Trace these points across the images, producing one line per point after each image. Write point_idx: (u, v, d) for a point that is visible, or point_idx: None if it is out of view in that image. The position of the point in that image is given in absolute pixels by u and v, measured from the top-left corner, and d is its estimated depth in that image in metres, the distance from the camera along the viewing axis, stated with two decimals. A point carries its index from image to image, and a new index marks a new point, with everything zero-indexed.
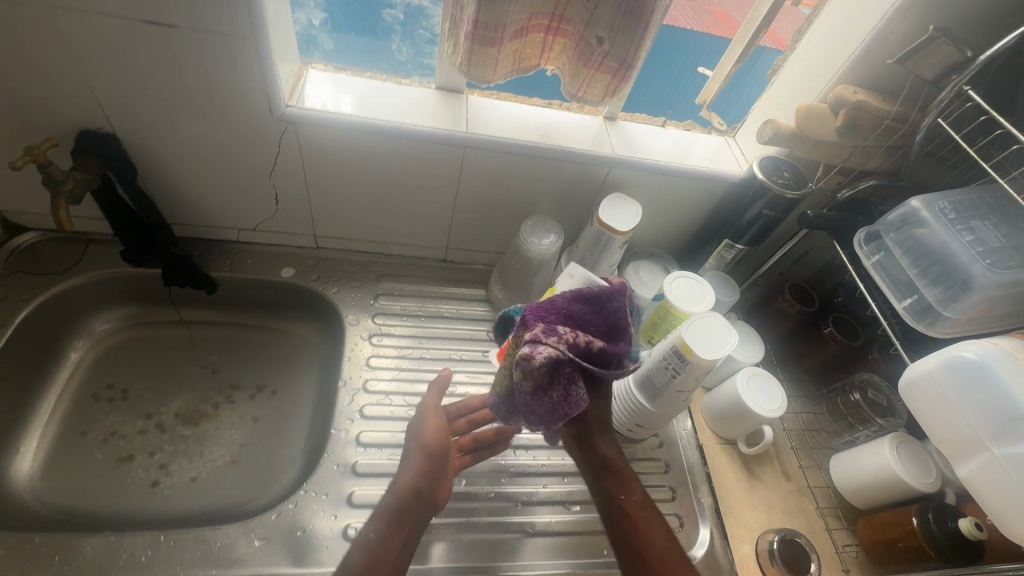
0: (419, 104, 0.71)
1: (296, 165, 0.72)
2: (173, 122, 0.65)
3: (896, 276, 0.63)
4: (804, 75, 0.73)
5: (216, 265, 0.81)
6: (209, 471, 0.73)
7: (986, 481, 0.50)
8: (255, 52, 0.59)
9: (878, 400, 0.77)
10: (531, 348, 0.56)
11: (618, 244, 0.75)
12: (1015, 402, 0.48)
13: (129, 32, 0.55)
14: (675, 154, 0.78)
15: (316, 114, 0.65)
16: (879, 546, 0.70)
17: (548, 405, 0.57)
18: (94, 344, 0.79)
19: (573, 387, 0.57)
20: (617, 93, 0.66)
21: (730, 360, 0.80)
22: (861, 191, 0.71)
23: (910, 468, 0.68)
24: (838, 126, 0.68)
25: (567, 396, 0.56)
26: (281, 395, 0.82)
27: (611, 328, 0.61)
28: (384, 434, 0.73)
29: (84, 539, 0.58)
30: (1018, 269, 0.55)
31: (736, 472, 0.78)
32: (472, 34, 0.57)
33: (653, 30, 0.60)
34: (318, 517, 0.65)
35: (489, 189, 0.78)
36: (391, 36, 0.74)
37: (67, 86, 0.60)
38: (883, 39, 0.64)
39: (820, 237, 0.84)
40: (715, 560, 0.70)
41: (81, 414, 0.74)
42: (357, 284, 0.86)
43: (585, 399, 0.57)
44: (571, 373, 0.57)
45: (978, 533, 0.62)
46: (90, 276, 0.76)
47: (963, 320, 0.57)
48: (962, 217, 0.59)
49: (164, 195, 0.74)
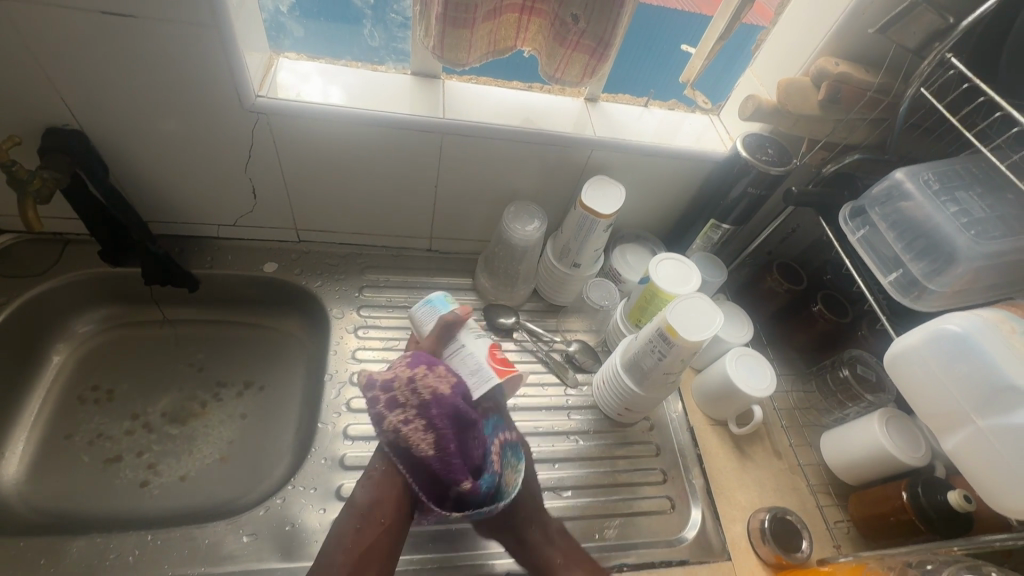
0: (397, 89, 0.70)
1: (272, 157, 0.70)
2: (140, 116, 0.63)
3: (882, 251, 0.62)
4: (787, 46, 0.71)
5: (197, 262, 0.80)
6: (199, 469, 0.73)
7: (971, 453, 0.50)
8: (220, 41, 0.57)
9: (868, 376, 0.76)
10: (439, 402, 0.62)
11: (603, 227, 0.74)
12: (1000, 372, 0.47)
13: (86, 24, 0.54)
14: (661, 134, 0.76)
15: (288, 104, 0.64)
16: (871, 521, 0.69)
17: (411, 391, 0.62)
18: (77, 345, 0.79)
19: (415, 425, 0.61)
20: (596, 73, 0.64)
21: (717, 341, 0.79)
22: (847, 166, 0.70)
23: (899, 443, 0.69)
24: (821, 99, 0.67)
25: (412, 408, 0.61)
26: (269, 391, 0.81)
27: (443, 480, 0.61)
28: (372, 426, 0.72)
29: (72, 541, 0.58)
30: (1004, 239, 0.54)
31: (727, 452, 0.78)
32: (443, 15, 0.56)
33: (629, 8, 0.59)
34: (307, 512, 0.64)
35: (471, 175, 0.77)
36: (362, 21, 0.72)
37: (25, 80, 0.58)
38: (864, 8, 0.63)
39: (806, 214, 0.83)
40: (708, 541, 0.70)
41: (66, 417, 0.73)
42: (342, 277, 0.85)
43: (410, 419, 0.61)
44: (427, 425, 0.61)
45: (966, 505, 0.62)
46: (69, 277, 0.75)
47: (948, 293, 0.56)
48: (946, 189, 0.59)
49: (139, 192, 0.73)
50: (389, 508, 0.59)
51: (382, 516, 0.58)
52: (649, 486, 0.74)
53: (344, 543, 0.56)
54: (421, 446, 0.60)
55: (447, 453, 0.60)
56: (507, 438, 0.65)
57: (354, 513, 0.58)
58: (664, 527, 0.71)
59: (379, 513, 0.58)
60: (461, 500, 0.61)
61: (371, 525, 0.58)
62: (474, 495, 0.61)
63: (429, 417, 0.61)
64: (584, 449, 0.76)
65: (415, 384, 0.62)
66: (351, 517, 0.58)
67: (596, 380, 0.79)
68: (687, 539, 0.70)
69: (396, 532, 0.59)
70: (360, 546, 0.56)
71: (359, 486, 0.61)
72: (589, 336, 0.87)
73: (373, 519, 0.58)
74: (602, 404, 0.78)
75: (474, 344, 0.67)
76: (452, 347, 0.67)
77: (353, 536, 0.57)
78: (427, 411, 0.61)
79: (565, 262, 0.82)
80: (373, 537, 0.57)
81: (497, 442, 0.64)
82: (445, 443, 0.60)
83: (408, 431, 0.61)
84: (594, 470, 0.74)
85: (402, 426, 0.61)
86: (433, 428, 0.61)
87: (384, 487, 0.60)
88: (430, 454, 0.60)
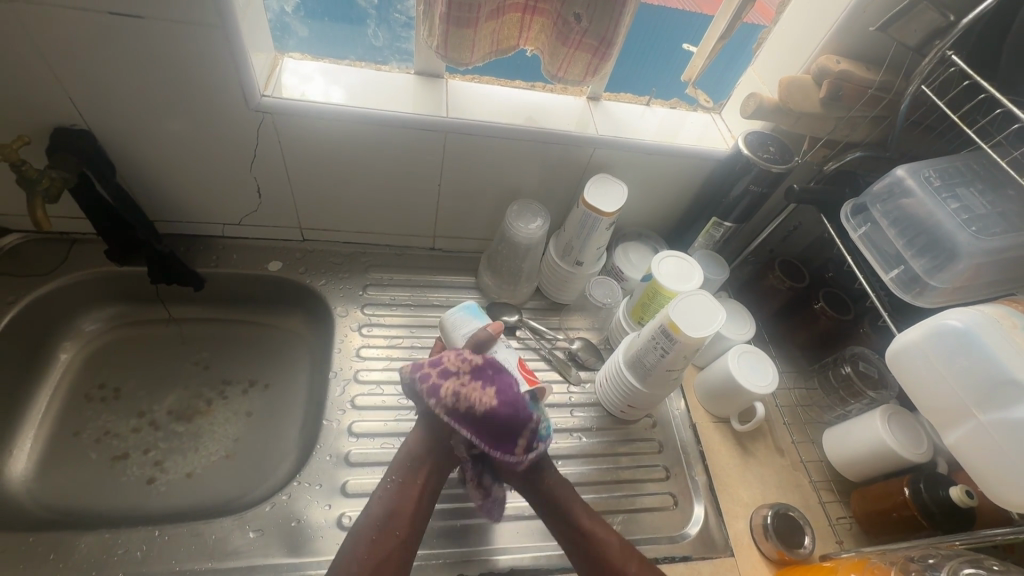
0: (401, 89, 0.71)
1: (276, 156, 0.71)
2: (147, 116, 0.64)
3: (884, 248, 0.62)
4: (788, 45, 0.72)
5: (202, 261, 0.81)
6: (205, 466, 0.73)
7: (972, 448, 0.50)
8: (226, 42, 0.58)
9: (870, 372, 0.77)
10: (489, 363, 0.64)
11: (605, 225, 0.74)
12: (1001, 367, 0.48)
13: (94, 25, 0.54)
14: (663, 133, 0.77)
15: (292, 103, 0.65)
16: (874, 517, 0.70)
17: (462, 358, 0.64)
18: (83, 344, 0.79)
19: (475, 383, 0.63)
20: (599, 72, 0.65)
21: (719, 338, 0.79)
22: (848, 163, 0.70)
23: (901, 439, 0.69)
24: (822, 97, 0.68)
25: (468, 371, 0.63)
26: (273, 389, 0.82)
27: (508, 432, 0.63)
28: (376, 423, 0.73)
29: (80, 537, 0.59)
30: (1004, 235, 0.55)
31: (729, 449, 0.78)
32: (447, 15, 0.56)
33: (631, 7, 0.60)
34: (312, 508, 0.65)
35: (474, 174, 0.77)
36: (366, 22, 0.73)
37: (34, 81, 0.58)
38: (864, 6, 0.63)
39: (808, 212, 0.84)
40: (711, 537, 0.70)
41: (73, 414, 0.74)
42: (346, 275, 0.85)
43: (468, 380, 0.63)
44: (484, 383, 0.63)
45: (968, 500, 0.62)
46: (75, 276, 0.76)
47: (949, 289, 0.57)
48: (947, 185, 0.59)
49: (145, 192, 0.74)
50: (404, 519, 0.59)
51: (397, 528, 0.59)
52: (652, 483, 0.74)
53: (360, 554, 0.56)
54: (482, 400, 0.62)
55: (509, 403, 0.63)
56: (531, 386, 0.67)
57: (370, 524, 0.58)
58: (667, 523, 0.71)
59: (393, 525, 0.59)
60: (528, 443, 0.64)
61: (388, 534, 0.58)
62: (537, 437, 0.64)
63: (485, 375, 0.63)
64: (586, 446, 0.76)
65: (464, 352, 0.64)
66: (365, 530, 0.58)
67: (599, 378, 0.80)
68: (689, 535, 0.70)
69: (412, 541, 0.59)
70: (378, 555, 0.56)
71: (373, 498, 0.61)
72: (592, 334, 0.87)
73: (387, 530, 0.58)
74: (604, 401, 0.78)
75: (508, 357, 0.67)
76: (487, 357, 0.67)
77: (370, 545, 0.57)
78: (481, 371, 0.64)
79: (568, 260, 0.82)
80: (390, 547, 0.57)
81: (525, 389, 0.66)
82: (507, 394, 0.63)
83: (469, 391, 0.62)
84: (597, 467, 0.75)
85: (461, 390, 0.62)
86: (490, 383, 0.63)
87: (398, 498, 0.61)
88: (494, 406, 0.62)
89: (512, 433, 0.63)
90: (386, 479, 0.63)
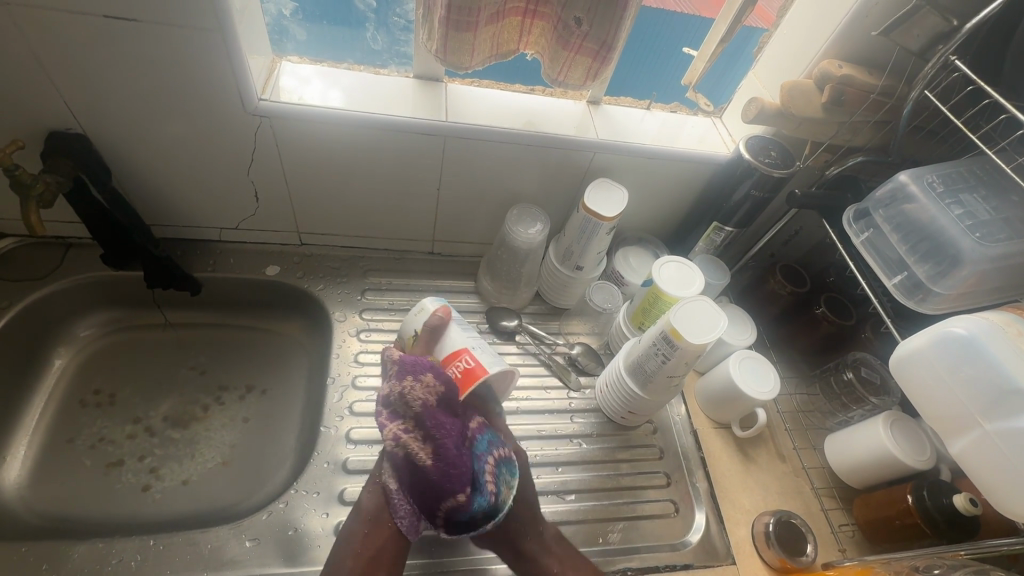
0: (400, 93, 0.70)
1: (274, 160, 0.70)
2: (144, 120, 0.63)
3: (887, 254, 0.62)
4: (791, 49, 0.71)
5: (199, 266, 0.80)
6: (201, 474, 0.72)
7: (977, 457, 0.50)
8: (223, 46, 0.57)
9: (872, 378, 0.76)
10: (423, 408, 0.60)
11: (606, 229, 0.74)
12: (1007, 375, 0.47)
13: (90, 29, 0.54)
14: (664, 137, 0.76)
15: (291, 106, 0.64)
16: (877, 525, 0.69)
17: (405, 403, 0.61)
18: (78, 349, 0.78)
19: (415, 438, 0.59)
20: (599, 77, 0.64)
21: (720, 344, 0.79)
22: (850, 168, 0.70)
23: (904, 446, 0.68)
24: (823, 102, 0.67)
25: (411, 420, 0.60)
26: (271, 395, 0.81)
27: (436, 493, 0.59)
28: (374, 430, 0.72)
29: (73, 546, 0.58)
30: (1009, 242, 0.54)
31: (730, 455, 0.77)
32: (447, 19, 0.56)
33: (632, 10, 0.59)
34: (310, 516, 0.64)
35: (473, 179, 0.77)
36: (365, 25, 0.71)
37: (26, 84, 0.58)
38: (868, 11, 0.63)
39: (809, 217, 0.83)
40: (712, 544, 0.70)
41: (68, 420, 0.73)
42: (344, 280, 0.85)
43: (407, 431, 0.60)
44: (416, 442, 0.59)
45: (972, 508, 0.62)
46: (71, 280, 0.75)
47: (953, 296, 0.56)
48: (950, 191, 0.58)
49: (141, 195, 0.73)
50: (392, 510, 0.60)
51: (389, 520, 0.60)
52: (652, 489, 0.74)
53: (355, 550, 0.57)
54: (417, 455, 0.59)
55: (444, 473, 0.59)
56: (499, 459, 0.63)
57: (362, 517, 0.60)
58: (669, 531, 0.70)
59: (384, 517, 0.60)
60: (452, 516, 0.59)
61: (379, 529, 0.59)
62: (466, 512, 0.59)
63: (418, 428, 0.60)
64: (587, 453, 0.75)
65: (404, 396, 0.61)
66: (356, 523, 0.59)
67: (599, 383, 0.79)
68: (691, 542, 0.70)
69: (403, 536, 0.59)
70: (372, 546, 0.58)
71: (363, 495, 0.62)
72: (592, 339, 0.87)
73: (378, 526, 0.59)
74: (605, 408, 0.77)
75: (461, 340, 0.67)
76: (444, 342, 0.67)
77: (361, 540, 0.58)
78: (419, 421, 0.60)
79: (568, 265, 0.81)
80: (381, 541, 0.58)
81: (490, 461, 0.62)
82: (444, 457, 0.59)
83: (409, 442, 0.59)
84: (598, 473, 0.74)
85: (401, 439, 0.60)
86: (424, 440, 0.59)
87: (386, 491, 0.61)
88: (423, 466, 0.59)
89: (444, 496, 0.59)
90: (375, 472, 0.63)
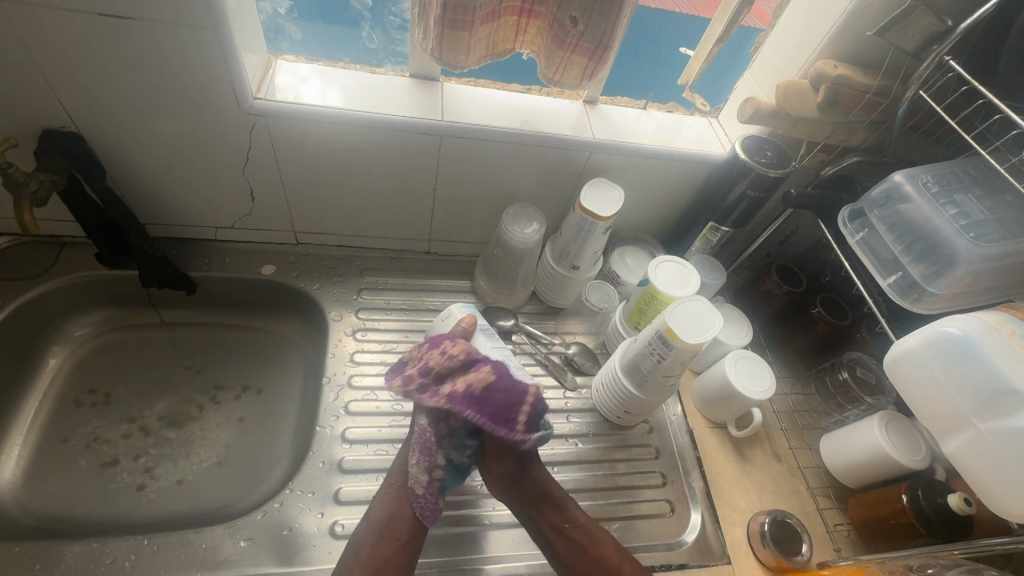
0: (396, 92, 0.70)
1: (270, 159, 0.70)
2: (139, 118, 0.63)
3: (882, 254, 0.62)
4: (786, 49, 0.71)
5: (194, 265, 0.80)
6: (196, 473, 0.72)
7: (971, 457, 0.50)
8: (217, 44, 0.57)
9: (867, 378, 0.76)
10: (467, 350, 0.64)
11: (602, 229, 0.74)
12: (1001, 375, 0.47)
13: (84, 27, 0.53)
14: (660, 136, 0.76)
15: (286, 105, 0.64)
16: (871, 524, 0.69)
17: (446, 354, 0.63)
18: (73, 349, 0.78)
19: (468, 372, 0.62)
20: (595, 76, 0.64)
21: (716, 343, 0.79)
22: (845, 168, 0.70)
23: (899, 446, 0.68)
24: (819, 102, 0.67)
25: (458, 361, 0.63)
26: (267, 395, 0.81)
27: (505, 411, 0.61)
28: (370, 429, 0.72)
29: (67, 546, 0.58)
30: (1003, 241, 0.54)
31: (726, 455, 0.78)
32: (442, 18, 0.56)
33: (628, 11, 0.59)
34: (304, 516, 0.64)
35: (469, 178, 0.77)
36: (361, 24, 0.71)
37: (20, 82, 0.57)
38: (862, 12, 0.63)
39: (805, 217, 0.84)
40: (707, 544, 0.70)
41: (63, 420, 0.73)
42: (340, 280, 0.84)
43: (458, 370, 0.62)
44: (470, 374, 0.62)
45: (966, 508, 0.61)
46: (65, 279, 0.75)
47: (948, 295, 0.56)
48: (945, 191, 0.59)
49: (136, 194, 0.73)
50: (404, 524, 0.60)
51: (398, 531, 0.59)
52: (648, 489, 0.74)
53: (364, 557, 0.57)
54: (477, 380, 0.62)
55: (507, 389, 0.62)
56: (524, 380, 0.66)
57: (373, 528, 0.59)
58: (665, 531, 0.70)
59: (393, 530, 0.59)
60: (531, 420, 0.63)
61: (388, 540, 0.58)
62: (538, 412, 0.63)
63: (468, 365, 0.63)
64: (583, 453, 0.75)
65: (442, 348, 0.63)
66: (365, 536, 0.59)
67: (595, 382, 0.79)
68: (686, 542, 0.70)
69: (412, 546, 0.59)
70: (379, 558, 0.57)
71: (374, 503, 0.61)
72: (588, 339, 0.87)
73: (387, 537, 0.59)
74: (601, 407, 0.77)
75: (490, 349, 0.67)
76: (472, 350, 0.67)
77: (369, 551, 0.58)
78: (466, 360, 0.63)
79: (564, 264, 0.81)
80: (388, 553, 0.58)
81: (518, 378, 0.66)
82: (501, 376, 0.62)
83: (463, 381, 0.62)
84: (593, 473, 0.74)
85: (456, 380, 0.62)
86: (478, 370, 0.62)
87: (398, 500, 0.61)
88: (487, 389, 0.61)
89: (516, 403, 0.62)
90: (391, 478, 0.63)
